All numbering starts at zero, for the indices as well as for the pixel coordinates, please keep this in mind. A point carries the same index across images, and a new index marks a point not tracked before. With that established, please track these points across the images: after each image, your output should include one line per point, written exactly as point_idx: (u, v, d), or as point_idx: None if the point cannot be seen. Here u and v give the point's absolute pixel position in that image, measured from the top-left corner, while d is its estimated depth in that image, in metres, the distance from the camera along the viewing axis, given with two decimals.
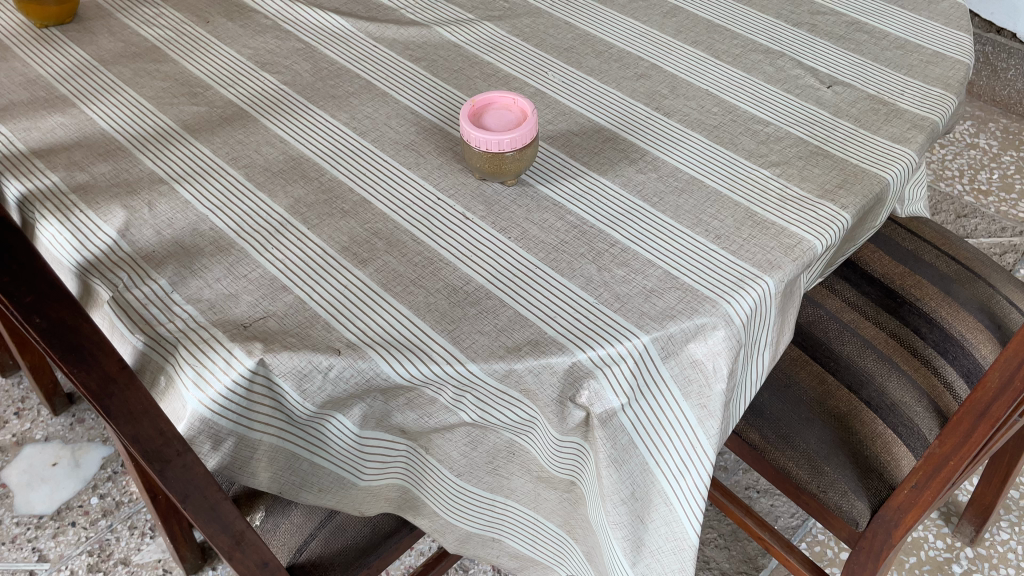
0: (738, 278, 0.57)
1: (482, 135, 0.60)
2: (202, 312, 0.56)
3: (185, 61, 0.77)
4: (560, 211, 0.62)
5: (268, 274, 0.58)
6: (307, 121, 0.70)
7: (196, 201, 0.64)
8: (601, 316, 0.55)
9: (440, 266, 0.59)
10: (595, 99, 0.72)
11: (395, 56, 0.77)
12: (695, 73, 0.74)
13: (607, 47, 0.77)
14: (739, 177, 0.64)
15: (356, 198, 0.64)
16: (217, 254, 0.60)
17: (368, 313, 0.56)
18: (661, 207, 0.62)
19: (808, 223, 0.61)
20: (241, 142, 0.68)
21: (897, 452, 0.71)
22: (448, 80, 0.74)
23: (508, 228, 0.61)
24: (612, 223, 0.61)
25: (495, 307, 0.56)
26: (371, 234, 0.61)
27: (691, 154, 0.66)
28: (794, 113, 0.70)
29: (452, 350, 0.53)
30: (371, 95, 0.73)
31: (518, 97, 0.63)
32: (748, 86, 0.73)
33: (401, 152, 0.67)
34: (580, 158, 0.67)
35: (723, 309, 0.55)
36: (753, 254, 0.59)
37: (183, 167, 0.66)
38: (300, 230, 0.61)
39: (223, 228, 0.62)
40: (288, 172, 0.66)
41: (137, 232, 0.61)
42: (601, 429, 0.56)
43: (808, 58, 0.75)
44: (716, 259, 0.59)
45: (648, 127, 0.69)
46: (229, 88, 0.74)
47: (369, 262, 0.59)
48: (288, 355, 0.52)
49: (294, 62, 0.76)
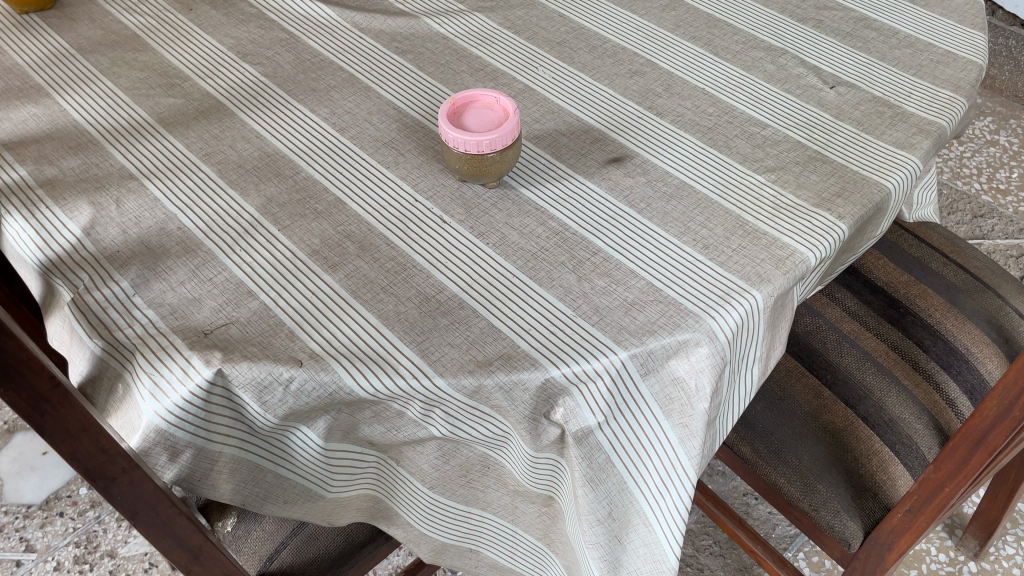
0: (725, 292, 0.54)
1: (459, 135, 0.57)
2: (163, 318, 0.54)
3: (164, 50, 0.75)
4: (541, 217, 0.60)
5: (234, 278, 0.56)
6: (284, 115, 0.68)
7: (165, 198, 0.61)
8: (577, 330, 0.52)
9: (413, 272, 0.56)
10: (585, 97, 0.69)
11: (380, 49, 0.74)
12: (692, 70, 0.71)
13: (601, 41, 0.74)
14: (731, 182, 0.61)
15: (331, 198, 0.61)
16: (182, 256, 0.57)
17: (334, 322, 0.53)
18: (648, 214, 0.60)
19: (801, 234, 0.58)
20: (216, 137, 0.66)
21: (894, 471, 0.68)
22: (434, 74, 0.71)
23: (487, 233, 0.59)
24: (595, 230, 0.59)
25: (467, 318, 0.53)
26: (343, 237, 0.59)
27: (682, 156, 0.63)
28: (794, 115, 0.66)
29: (420, 363, 0.51)
30: (353, 89, 0.70)
31: (500, 95, 0.60)
32: (746, 85, 0.69)
33: (380, 150, 0.65)
34: (566, 160, 0.64)
35: (708, 324, 0.53)
36: (742, 267, 0.56)
37: (155, 163, 0.64)
38: (270, 232, 0.59)
39: (191, 228, 0.59)
40: (262, 169, 0.63)
41: (102, 231, 0.59)
42: (576, 447, 0.54)
43: (811, 56, 0.72)
44: (702, 270, 0.56)
45: (639, 127, 0.66)
46: (207, 80, 0.71)
47: (339, 267, 0.57)
48: (248, 366, 0.50)
49: (276, 53, 0.74)
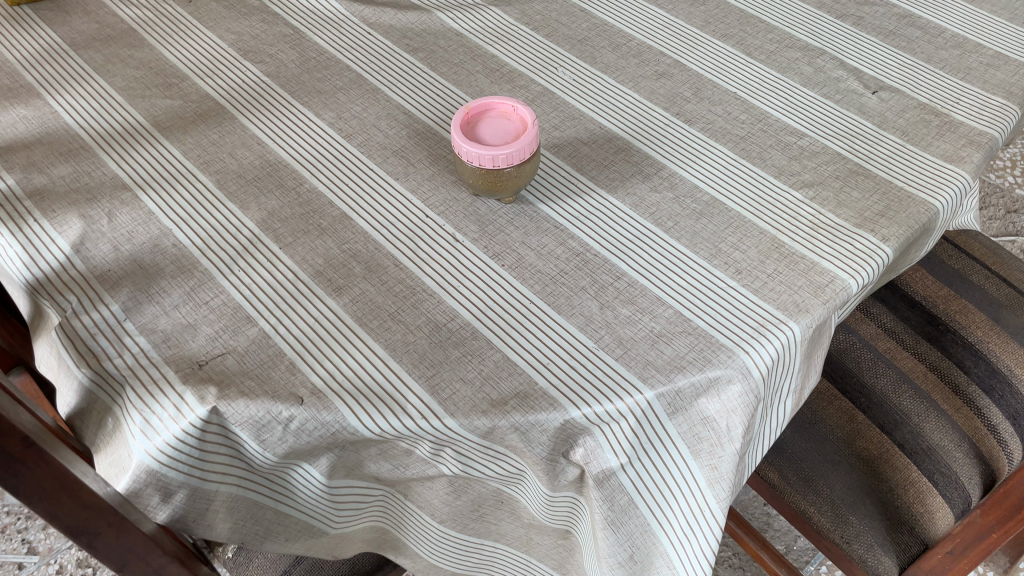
0: (758, 323, 0.50)
1: (473, 149, 0.53)
2: (155, 346, 0.50)
3: (162, 46, 0.70)
4: (561, 235, 0.56)
5: (232, 302, 0.52)
6: (288, 119, 0.64)
7: (160, 211, 0.58)
8: (599, 365, 0.49)
9: (423, 297, 0.52)
10: (608, 102, 0.64)
11: (390, 46, 0.69)
12: (722, 72, 0.66)
13: (626, 39, 0.69)
14: (766, 199, 0.57)
15: (336, 213, 0.57)
16: (177, 276, 0.54)
17: (338, 353, 0.50)
18: (676, 233, 0.55)
19: (841, 258, 0.54)
20: (214, 143, 0.62)
21: (931, 503, 0.64)
22: (447, 75, 0.67)
23: (502, 254, 0.55)
24: (619, 251, 0.54)
25: (481, 350, 0.50)
26: (348, 256, 0.55)
27: (713, 169, 0.59)
28: (833, 123, 0.62)
29: (429, 402, 0.47)
30: (361, 90, 0.66)
31: (518, 104, 0.55)
32: (782, 88, 0.64)
33: (389, 159, 0.61)
34: (588, 172, 0.59)
35: (740, 359, 0.49)
36: (777, 294, 0.52)
37: (150, 172, 0.60)
38: (272, 251, 0.55)
39: (187, 245, 0.56)
40: (263, 180, 0.60)
41: (93, 248, 0.55)
42: (597, 489, 0.50)
43: (850, 58, 0.67)
44: (734, 298, 0.52)
45: (666, 135, 0.61)
46: (207, 80, 0.67)
47: (344, 291, 0.53)
48: (245, 404, 0.47)
49: (279, 50, 0.69)
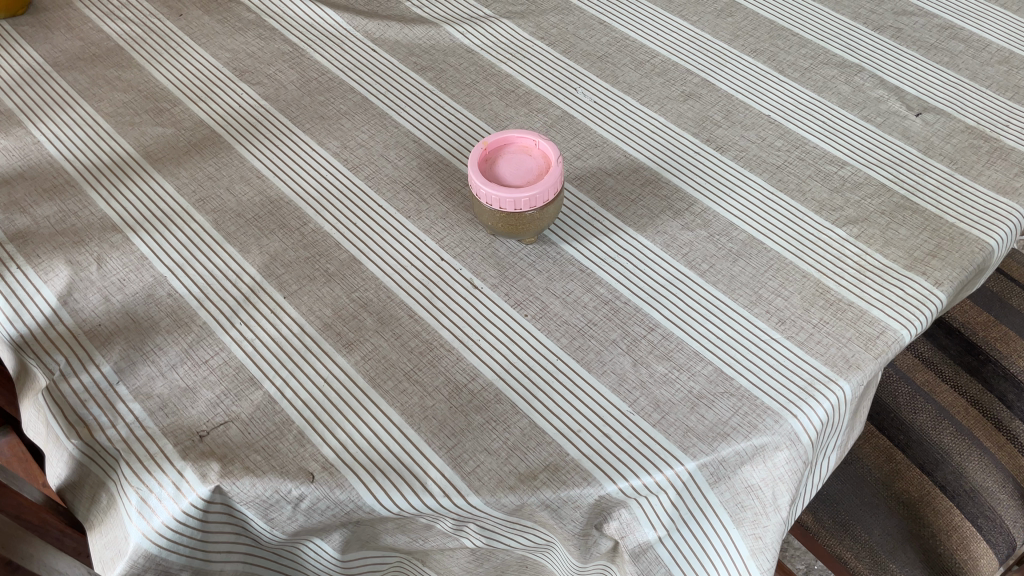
0: (805, 381, 0.46)
1: (493, 190, 0.49)
2: (151, 414, 0.46)
3: (152, 66, 0.65)
4: (588, 280, 0.51)
5: (234, 361, 0.48)
6: (289, 149, 0.59)
7: (154, 256, 0.53)
8: (634, 432, 0.45)
9: (441, 353, 0.48)
10: (632, 127, 0.60)
11: (396, 65, 0.65)
12: (754, 92, 0.62)
13: (649, 55, 0.65)
14: (807, 237, 0.53)
15: (344, 256, 0.53)
16: (174, 331, 0.50)
17: (352, 420, 0.46)
18: (712, 277, 0.51)
19: (891, 305, 0.50)
20: (211, 177, 0.58)
21: (976, 550, 0.61)
22: (458, 97, 0.62)
23: (524, 302, 0.51)
24: (652, 299, 0.50)
25: (506, 415, 0.46)
26: (358, 306, 0.51)
27: (749, 204, 0.55)
28: (875, 150, 0.58)
29: (451, 478, 0.43)
30: (366, 116, 0.61)
31: (540, 138, 0.51)
32: (819, 110, 0.60)
33: (399, 195, 0.56)
34: (613, 207, 0.55)
35: (788, 424, 0.45)
36: (824, 348, 0.48)
37: (142, 211, 0.56)
38: (275, 301, 0.51)
39: (184, 295, 0.51)
40: (264, 219, 0.55)
41: (81, 299, 0.51)
42: (633, 563, 0.47)
43: (891, 75, 0.62)
44: (778, 353, 0.48)
45: (697, 165, 0.57)
46: (200, 104, 0.63)
47: (355, 347, 0.49)
48: (251, 482, 0.43)
49: (278, 70, 0.65)
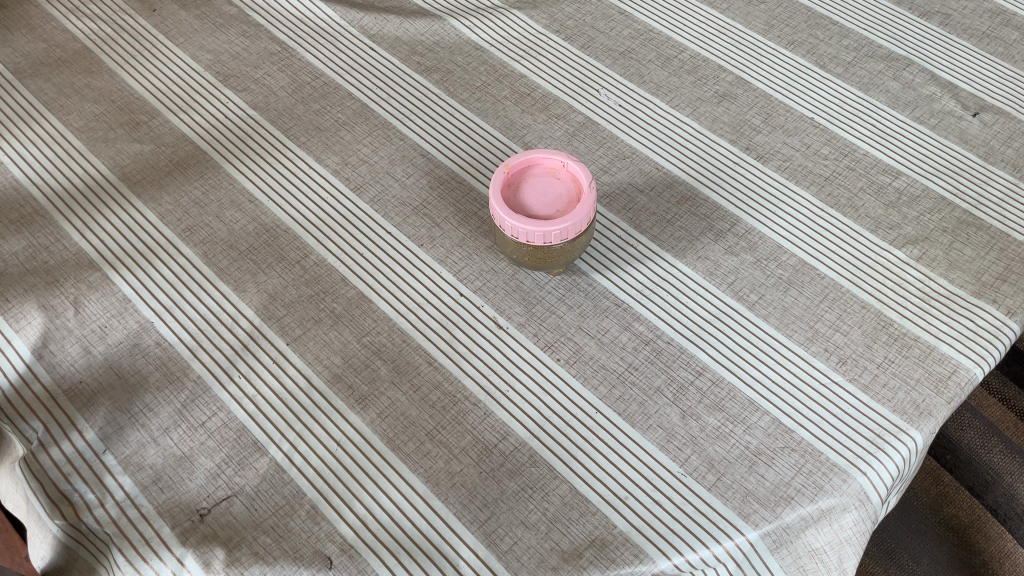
0: (872, 433, 0.42)
1: (518, 223, 0.43)
2: (144, 490, 0.41)
3: (125, 71, 0.59)
4: (625, 316, 0.46)
5: (234, 422, 0.43)
6: (283, 168, 0.53)
7: (137, 297, 0.48)
8: (687, 498, 0.40)
9: (466, 407, 0.43)
10: (664, 136, 0.54)
11: (398, 66, 0.59)
12: (795, 91, 0.56)
13: (676, 49, 0.59)
14: (864, 261, 0.48)
15: (352, 293, 0.48)
16: (164, 388, 0.44)
17: (371, 490, 0.41)
18: (762, 310, 0.46)
19: (962, 340, 0.45)
20: (197, 202, 0.52)
21: None
22: (469, 102, 0.56)
23: (555, 344, 0.46)
24: (698, 337, 0.45)
25: (543, 481, 0.41)
26: (371, 353, 0.45)
27: (797, 222, 0.50)
28: (931, 157, 0.52)
29: (486, 558, 0.39)
30: (368, 126, 0.55)
31: (569, 159, 0.46)
32: (867, 112, 0.55)
33: (409, 219, 0.51)
34: (647, 230, 0.50)
35: (857, 482, 0.41)
36: (891, 392, 0.43)
37: (122, 244, 0.50)
38: (277, 348, 0.46)
39: (174, 343, 0.46)
40: (259, 251, 0.50)
41: (59, 352, 0.46)
42: None
43: (942, 69, 0.57)
44: (841, 399, 0.43)
45: (737, 178, 0.52)
46: (182, 115, 0.56)
47: (370, 402, 0.44)
48: (261, 571, 0.38)
49: (266, 74, 0.58)
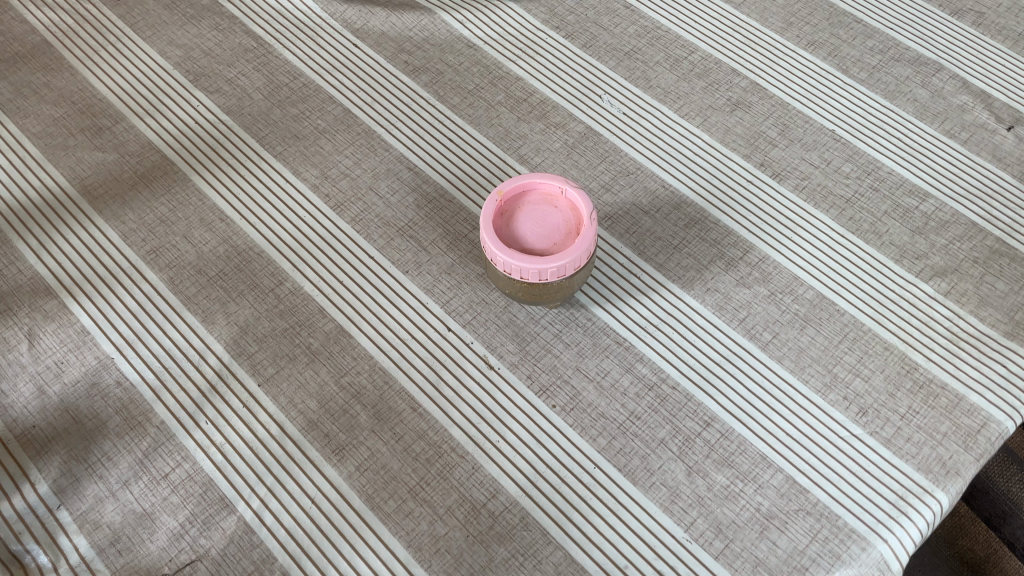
0: (895, 494, 0.38)
1: (511, 260, 0.39)
2: (101, 553, 0.38)
3: (87, 68, 0.54)
4: (627, 357, 0.43)
5: (200, 474, 0.40)
6: (257, 182, 0.49)
7: (96, 328, 0.44)
8: (692, 568, 0.37)
9: (453, 460, 0.40)
10: (671, 149, 0.50)
11: (383, 66, 0.54)
12: (815, 99, 0.52)
13: (686, 50, 0.54)
14: (888, 295, 0.44)
15: (330, 327, 0.44)
16: (125, 435, 0.41)
17: (348, 555, 0.38)
18: (776, 351, 0.43)
19: (993, 388, 0.41)
20: (164, 221, 0.48)
21: None
22: (460, 108, 0.52)
23: (551, 388, 0.42)
24: (706, 381, 0.42)
25: (535, 546, 0.38)
26: (350, 397, 0.42)
27: (816, 250, 0.46)
28: (961, 176, 0.48)
29: None
30: (350, 135, 0.51)
31: (568, 186, 0.41)
32: (892, 124, 0.50)
33: (394, 242, 0.47)
34: (652, 257, 0.46)
35: (877, 551, 0.37)
36: (916, 448, 0.40)
37: (80, 266, 0.46)
38: (247, 390, 0.42)
39: (136, 383, 0.42)
40: (230, 277, 0.46)
41: (11, 391, 0.42)
42: None
43: (974, 75, 0.52)
44: (860, 455, 0.40)
45: (750, 199, 0.48)
46: (149, 120, 0.52)
47: (348, 452, 0.40)
48: None
49: (240, 73, 0.54)
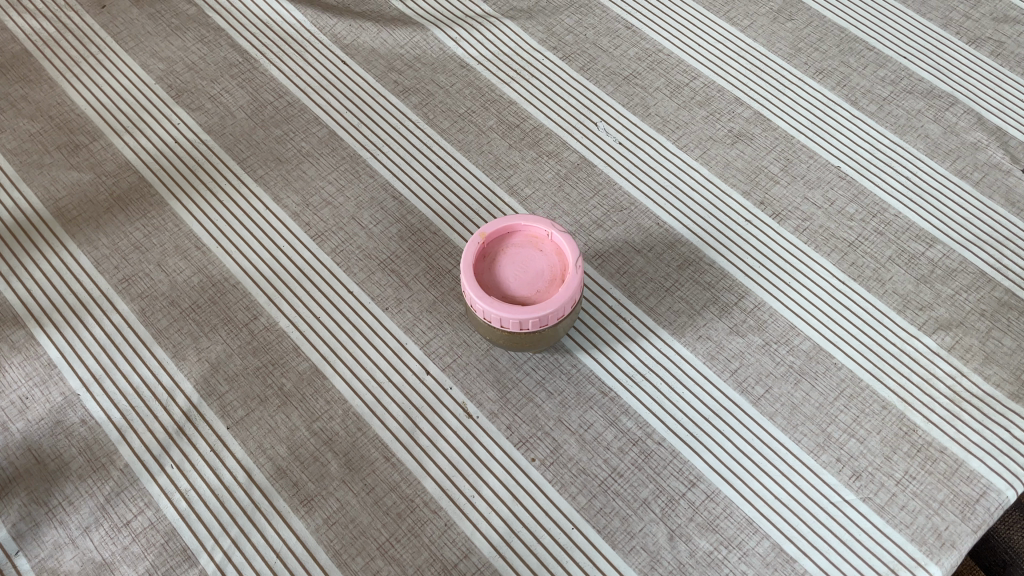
0: (886, 567, 0.37)
1: (491, 309, 0.37)
2: None
3: (66, 80, 0.52)
4: (612, 409, 0.41)
5: (163, 523, 0.38)
6: (236, 208, 0.47)
7: (63, 361, 0.42)
8: None
9: (425, 515, 0.38)
10: (667, 182, 0.48)
11: (372, 85, 0.52)
12: (821, 131, 0.49)
13: (688, 75, 0.52)
14: (888, 348, 0.42)
15: (304, 366, 0.42)
16: (87, 477, 0.39)
17: None
18: (768, 407, 0.41)
19: (995, 454, 0.39)
20: (138, 248, 0.46)
21: None
22: (449, 133, 0.50)
23: (531, 440, 0.40)
24: (693, 438, 0.40)
25: None
26: (321, 443, 0.40)
27: (814, 297, 0.44)
28: (972, 221, 0.46)
29: None
30: (334, 160, 0.49)
31: (554, 229, 0.39)
32: (901, 161, 0.48)
33: (374, 276, 0.45)
34: (643, 300, 0.44)
35: None
36: (910, 516, 0.38)
37: (49, 294, 0.44)
38: (215, 433, 0.40)
39: (101, 421, 0.41)
40: (204, 310, 0.44)
41: None
42: None
43: (990, 110, 0.50)
44: (852, 523, 0.38)
45: (748, 239, 0.46)
46: (127, 137, 0.50)
47: (316, 504, 0.39)
48: None
49: (224, 89, 0.52)
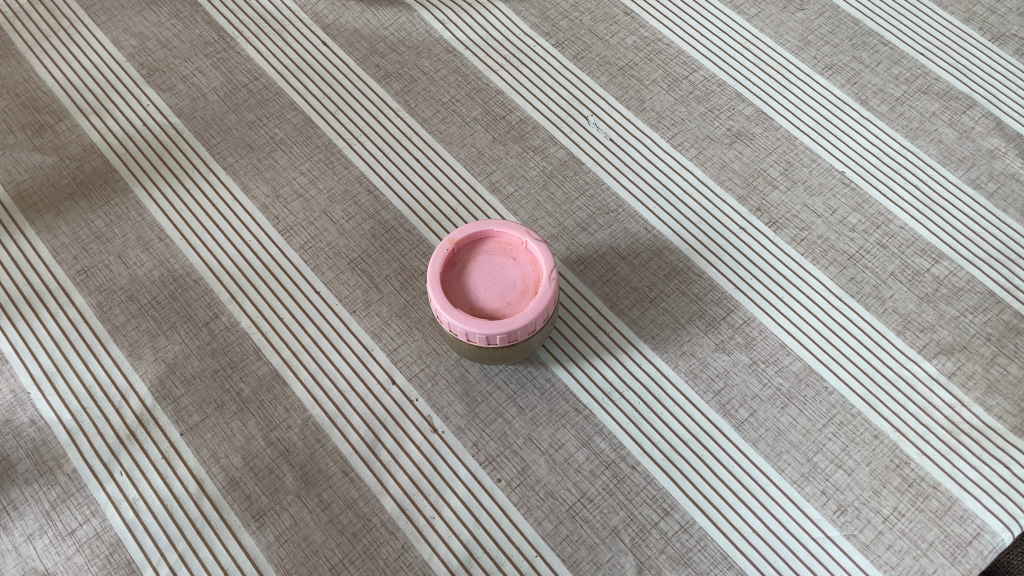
0: None
1: (456, 322, 0.35)
2: None
3: (34, 55, 0.50)
4: (585, 428, 0.39)
5: (109, 533, 0.37)
6: (202, 198, 0.45)
7: (14, 356, 0.41)
8: None
9: (382, 536, 0.36)
10: (659, 184, 0.45)
11: (352, 69, 0.49)
12: (827, 133, 0.46)
13: (687, 68, 0.49)
14: (884, 372, 0.39)
15: (264, 371, 0.40)
16: (33, 482, 0.38)
17: None
18: (750, 432, 0.38)
19: (992, 491, 0.37)
20: (99, 238, 0.44)
21: None
22: (430, 123, 0.47)
23: (497, 459, 0.38)
24: (669, 463, 0.38)
25: None
26: (277, 455, 0.38)
27: (808, 314, 0.41)
28: (983, 236, 0.43)
29: None
30: (308, 149, 0.46)
31: (529, 237, 0.37)
32: (912, 167, 0.45)
33: (343, 276, 0.43)
34: (624, 311, 0.41)
35: None
36: (895, 557, 0.36)
37: (4, 284, 0.43)
38: (168, 439, 0.39)
39: (50, 422, 0.39)
40: (163, 307, 0.42)
41: None
42: None
43: (1011, 115, 0.46)
44: (832, 563, 0.36)
45: (741, 248, 0.43)
46: (94, 118, 0.48)
47: (269, 519, 0.37)
48: None
49: (197, 70, 0.49)
